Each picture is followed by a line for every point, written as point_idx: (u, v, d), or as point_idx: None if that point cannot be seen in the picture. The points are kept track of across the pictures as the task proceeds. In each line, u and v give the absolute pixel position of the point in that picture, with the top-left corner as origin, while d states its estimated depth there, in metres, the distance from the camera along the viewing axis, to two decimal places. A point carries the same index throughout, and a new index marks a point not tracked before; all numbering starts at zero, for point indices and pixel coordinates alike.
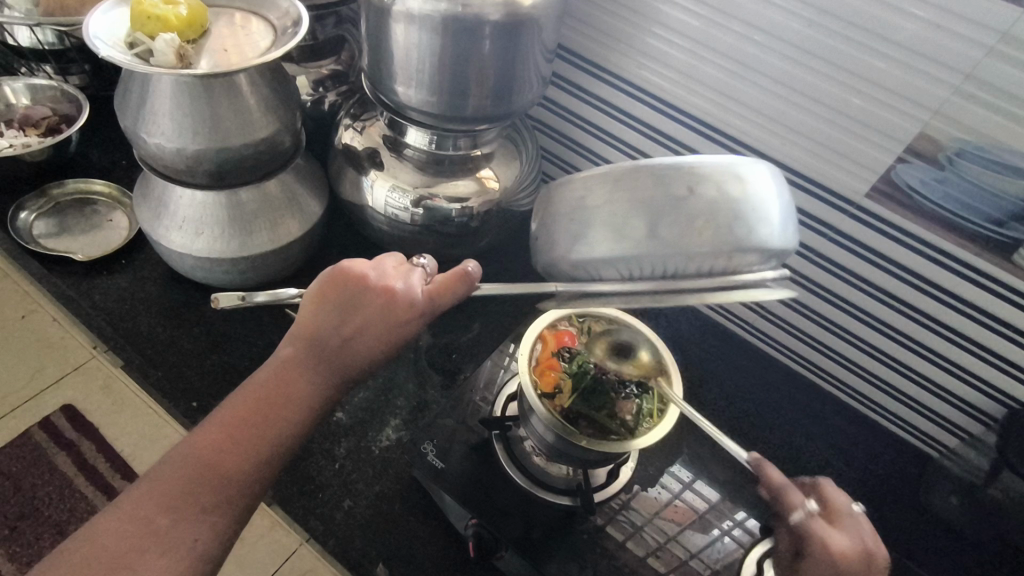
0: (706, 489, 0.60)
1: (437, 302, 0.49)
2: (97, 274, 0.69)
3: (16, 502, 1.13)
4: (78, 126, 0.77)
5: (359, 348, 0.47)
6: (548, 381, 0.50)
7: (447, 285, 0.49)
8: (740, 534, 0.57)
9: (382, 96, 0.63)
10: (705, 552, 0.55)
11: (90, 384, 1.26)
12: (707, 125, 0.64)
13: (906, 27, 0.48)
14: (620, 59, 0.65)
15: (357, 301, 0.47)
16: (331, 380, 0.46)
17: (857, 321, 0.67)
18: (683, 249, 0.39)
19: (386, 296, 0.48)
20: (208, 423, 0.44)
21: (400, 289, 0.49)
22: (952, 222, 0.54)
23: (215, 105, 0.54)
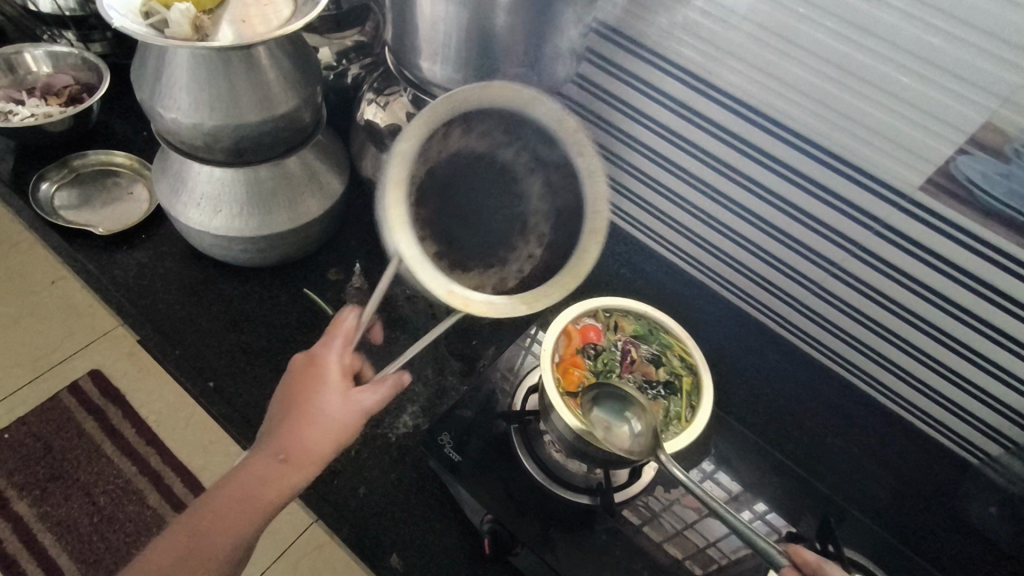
0: (726, 479, 0.60)
1: (340, 350, 0.50)
2: (117, 248, 0.69)
3: (47, 463, 1.16)
4: (99, 96, 0.75)
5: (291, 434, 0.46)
6: (570, 381, 0.47)
7: (341, 324, 0.51)
8: (763, 526, 0.57)
9: (406, 71, 0.61)
10: (724, 540, 0.54)
11: (117, 350, 1.27)
12: (748, 107, 0.59)
13: (978, 4, 0.44)
14: (657, 33, 0.61)
15: (285, 390, 0.49)
16: (273, 474, 0.45)
17: (900, 321, 0.63)
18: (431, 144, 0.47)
19: (306, 374, 0.49)
20: (159, 543, 0.43)
21: (312, 361, 0.50)
22: (1016, 222, 0.50)
23: (232, 78, 0.51)
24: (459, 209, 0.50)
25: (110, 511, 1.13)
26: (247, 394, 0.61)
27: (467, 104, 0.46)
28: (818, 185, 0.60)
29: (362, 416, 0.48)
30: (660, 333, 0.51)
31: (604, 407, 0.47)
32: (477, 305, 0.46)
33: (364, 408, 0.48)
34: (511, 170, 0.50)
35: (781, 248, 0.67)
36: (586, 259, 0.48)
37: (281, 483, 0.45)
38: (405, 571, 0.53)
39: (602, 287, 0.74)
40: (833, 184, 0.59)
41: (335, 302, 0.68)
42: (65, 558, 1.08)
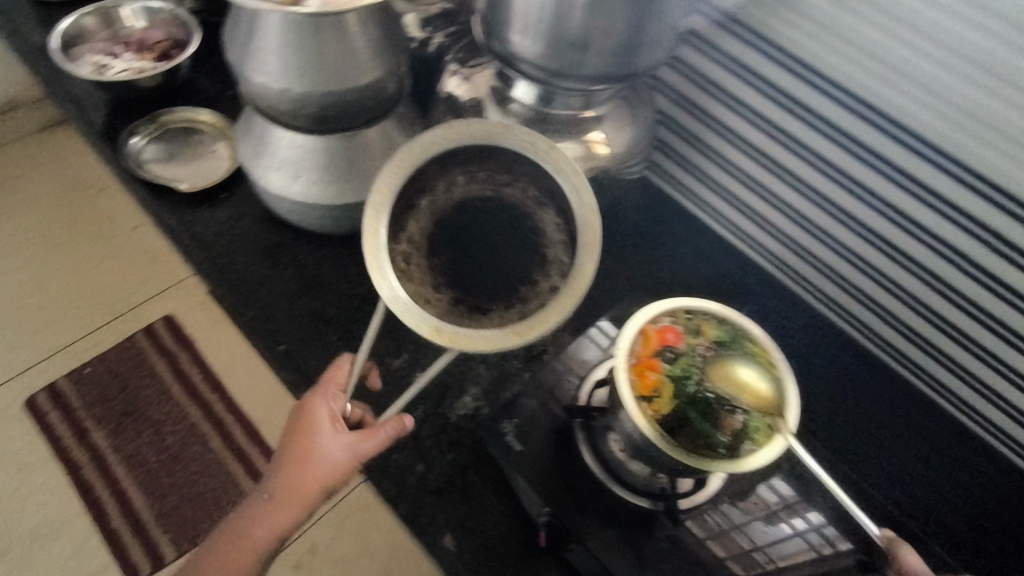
0: (780, 485, 0.55)
1: (331, 399, 0.52)
2: (200, 206, 0.70)
3: (123, 399, 1.22)
4: (189, 53, 0.76)
5: (290, 481, 0.51)
6: (644, 385, 0.45)
7: (336, 374, 0.53)
8: (814, 538, 0.52)
9: (493, 45, 0.58)
10: (773, 547, 0.52)
11: (190, 298, 1.33)
12: (854, 98, 0.53)
13: None
14: (763, 12, 0.56)
15: (285, 438, 0.53)
16: (280, 516, 0.52)
17: (1006, 347, 0.56)
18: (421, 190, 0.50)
19: (300, 425, 0.51)
20: (206, 552, 0.55)
21: (305, 411, 0.52)
22: None
23: (321, 45, 0.50)
24: (478, 255, 0.51)
25: (177, 450, 1.19)
26: (315, 361, 0.62)
27: (438, 148, 0.49)
28: (933, 194, 0.53)
29: (356, 462, 0.50)
30: (745, 340, 0.48)
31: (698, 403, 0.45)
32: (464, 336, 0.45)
33: (355, 451, 0.50)
34: (518, 210, 0.51)
35: (876, 255, 0.61)
36: (582, 275, 0.46)
37: (289, 520, 0.52)
38: (459, 553, 0.53)
39: (677, 283, 0.70)
40: (955, 196, 0.51)
41: None
42: (135, 489, 1.14)
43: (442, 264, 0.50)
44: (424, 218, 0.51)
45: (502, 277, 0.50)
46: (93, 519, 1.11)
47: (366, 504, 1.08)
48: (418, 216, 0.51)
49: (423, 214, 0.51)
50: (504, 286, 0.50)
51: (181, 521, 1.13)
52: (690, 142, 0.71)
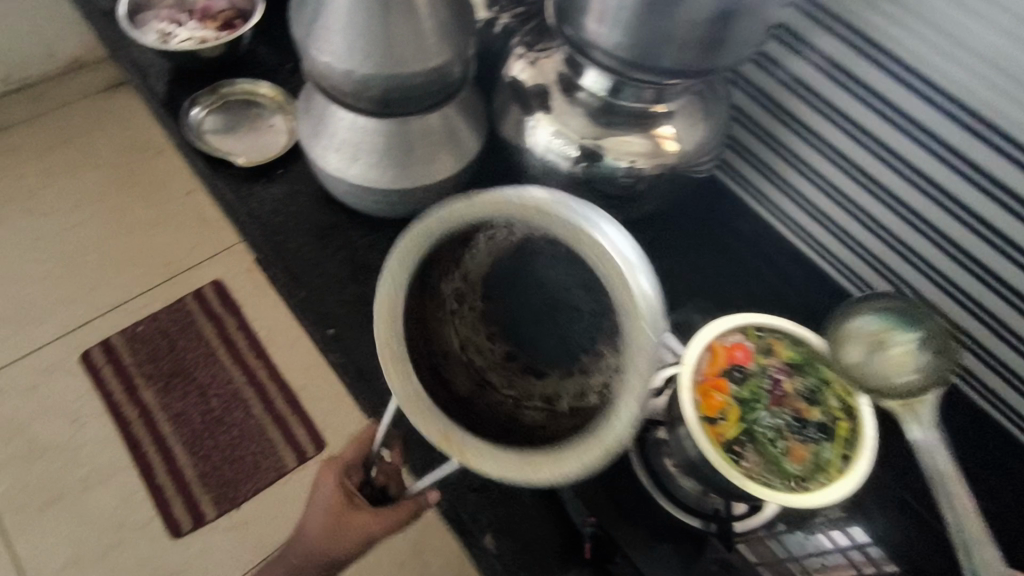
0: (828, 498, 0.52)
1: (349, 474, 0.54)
2: (256, 181, 0.70)
3: (171, 359, 1.25)
4: (251, 24, 0.75)
5: (317, 549, 0.54)
6: (710, 405, 0.43)
7: (348, 455, 0.54)
8: (857, 556, 0.51)
9: (565, 30, 0.55)
10: (807, 559, 0.50)
11: (239, 265, 1.35)
12: (963, 107, 0.49)
13: None
14: (863, 7, 0.52)
15: (310, 505, 0.55)
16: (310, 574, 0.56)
17: None
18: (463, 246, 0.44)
19: (320, 497, 0.54)
20: None
21: (325, 484, 0.54)
22: None
23: (391, 25, 0.49)
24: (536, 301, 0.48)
25: (220, 413, 1.21)
26: (364, 347, 0.61)
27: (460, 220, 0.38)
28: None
29: (370, 539, 0.52)
30: (819, 364, 0.45)
31: (767, 430, 0.42)
32: (472, 455, 0.36)
33: (370, 532, 0.51)
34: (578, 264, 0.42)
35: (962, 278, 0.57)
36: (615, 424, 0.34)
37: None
38: (498, 553, 0.52)
39: (739, 288, 0.67)
40: None
41: None
42: (179, 448, 1.18)
43: (503, 304, 0.50)
44: (479, 256, 0.46)
45: (565, 331, 0.47)
46: (140, 474, 1.14)
47: None
48: (477, 252, 0.46)
49: (481, 254, 0.46)
50: (563, 340, 0.47)
51: (222, 482, 1.16)
52: (765, 141, 0.67)
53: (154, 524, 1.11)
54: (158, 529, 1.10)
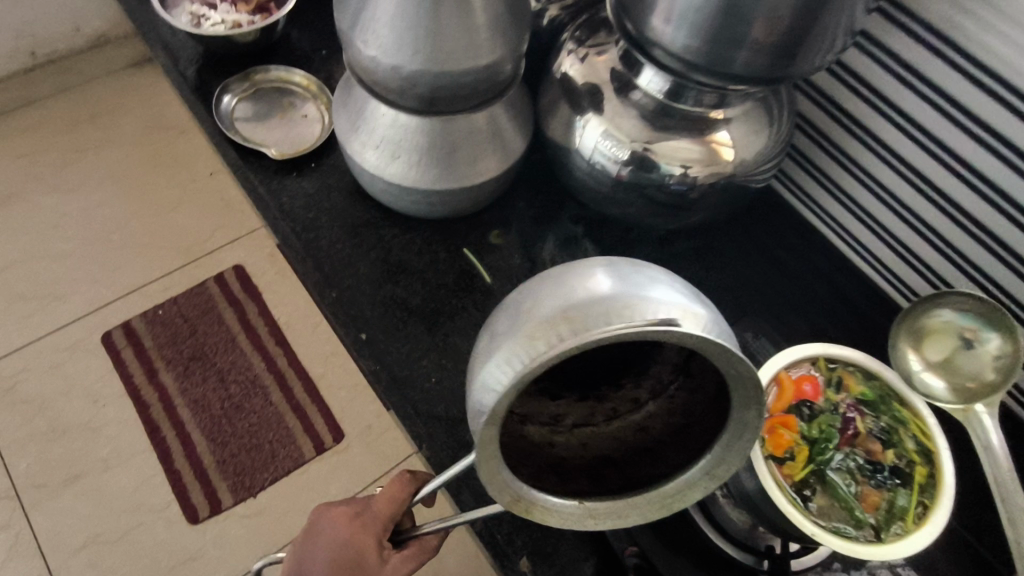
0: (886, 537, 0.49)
1: (378, 512, 0.48)
2: (287, 174, 0.67)
3: (191, 344, 1.24)
4: (286, 8, 0.72)
5: None
6: (777, 444, 0.40)
7: (389, 506, 0.48)
8: None
9: (626, 27, 0.52)
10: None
11: (260, 250, 1.33)
12: None
13: None
14: (956, 13, 0.47)
15: (314, 546, 0.48)
16: None
17: None
18: (499, 332, 0.36)
19: (336, 533, 0.48)
20: None
21: (344, 520, 0.48)
22: None
23: (442, 19, 0.46)
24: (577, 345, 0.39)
25: (239, 400, 1.20)
26: (397, 353, 0.59)
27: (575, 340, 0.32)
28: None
29: None
30: (895, 402, 0.42)
31: (838, 472, 0.40)
32: (539, 509, 0.37)
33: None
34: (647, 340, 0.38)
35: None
36: (689, 492, 0.38)
37: None
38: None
39: (791, 304, 0.64)
40: None
41: (494, 269, 0.63)
42: (198, 434, 1.17)
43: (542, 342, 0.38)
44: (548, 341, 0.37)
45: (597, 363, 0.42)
46: (159, 459, 1.13)
47: None
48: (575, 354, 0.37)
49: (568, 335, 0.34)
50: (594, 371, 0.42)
51: (238, 470, 1.14)
52: (826, 150, 0.63)
53: (171, 509, 1.10)
54: (176, 514, 1.09)
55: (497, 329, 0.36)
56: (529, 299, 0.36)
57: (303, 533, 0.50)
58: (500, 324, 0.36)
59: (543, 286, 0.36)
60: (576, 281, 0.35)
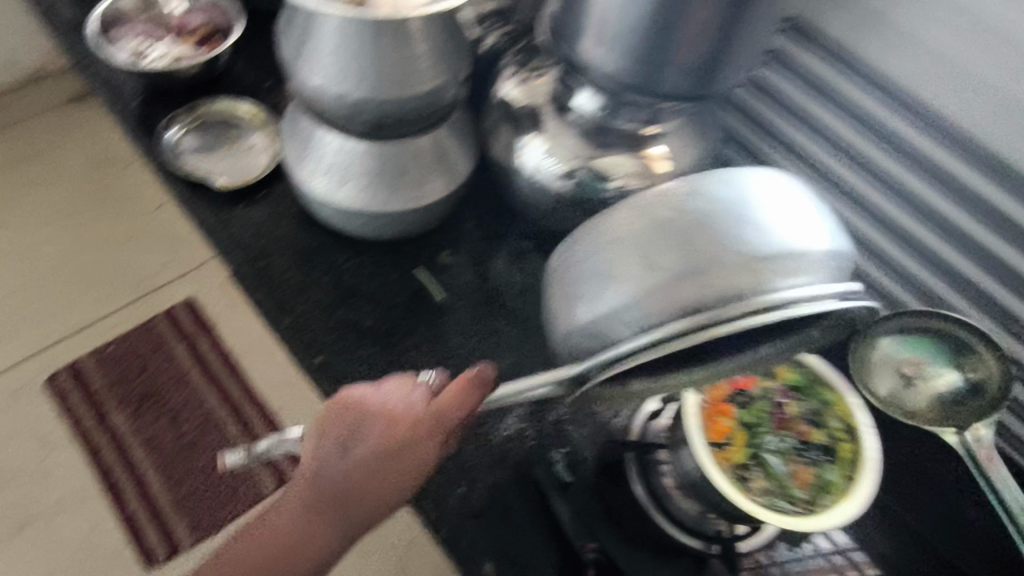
0: None
1: (441, 406, 0.46)
2: (236, 203, 0.68)
3: (141, 382, 1.20)
4: (231, 41, 0.73)
5: (366, 488, 0.45)
6: (716, 430, 0.44)
7: (450, 416, 0.46)
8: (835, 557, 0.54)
9: (560, 51, 0.55)
10: (789, 562, 0.53)
11: (211, 282, 1.30)
12: (957, 133, 0.55)
13: None
14: (859, 37, 0.57)
15: (357, 434, 0.46)
16: (339, 533, 0.45)
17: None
18: (655, 262, 0.40)
19: (386, 424, 0.45)
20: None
21: (399, 411, 0.46)
22: None
23: (384, 51, 0.48)
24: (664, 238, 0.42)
25: (194, 436, 1.17)
26: (354, 374, 0.60)
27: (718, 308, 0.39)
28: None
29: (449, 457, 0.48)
30: (823, 388, 0.46)
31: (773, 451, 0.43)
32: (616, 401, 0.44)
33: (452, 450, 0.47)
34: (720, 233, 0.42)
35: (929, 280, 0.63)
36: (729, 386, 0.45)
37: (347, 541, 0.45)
38: None
39: None
40: None
41: (446, 286, 0.65)
42: (151, 472, 1.13)
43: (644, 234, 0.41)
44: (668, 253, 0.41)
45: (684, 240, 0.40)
46: (111, 503, 1.09)
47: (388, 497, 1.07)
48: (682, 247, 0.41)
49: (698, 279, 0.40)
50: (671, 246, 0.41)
51: (195, 508, 1.11)
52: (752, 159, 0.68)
53: (126, 553, 1.06)
54: (130, 559, 1.06)
55: (647, 258, 0.40)
56: (691, 235, 0.40)
57: (345, 409, 0.47)
58: (653, 251, 0.40)
59: (715, 225, 0.40)
60: (762, 230, 0.39)
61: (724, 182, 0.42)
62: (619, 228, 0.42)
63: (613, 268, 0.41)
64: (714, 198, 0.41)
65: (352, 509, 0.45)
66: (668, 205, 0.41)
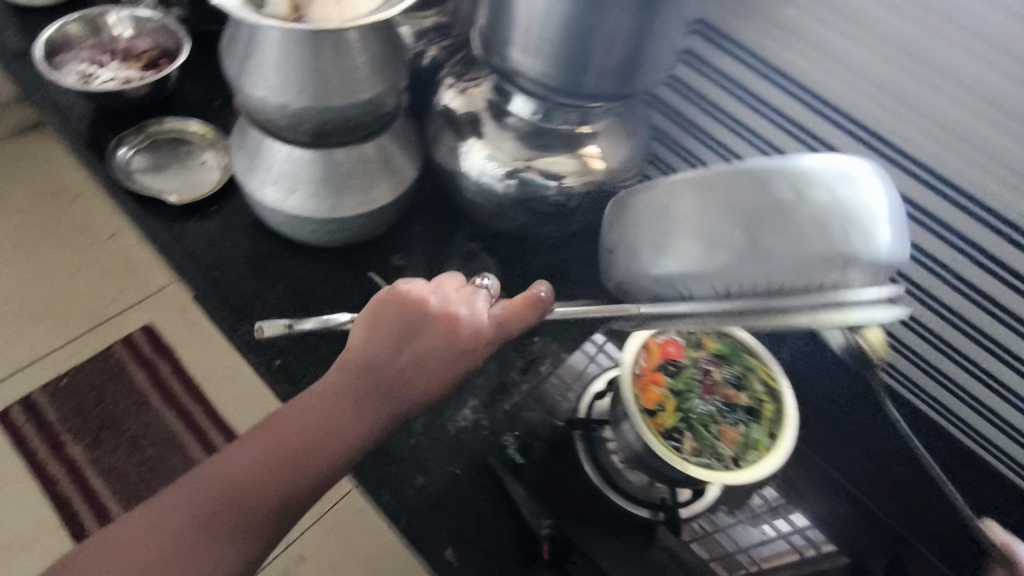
0: (768, 490, 0.58)
1: (505, 319, 0.49)
2: (189, 218, 0.69)
3: (100, 412, 1.19)
4: (178, 63, 0.75)
5: (417, 379, 0.46)
6: (651, 398, 0.47)
7: (513, 325, 0.49)
8: (798, 539, 0.55)
9: (492, 60, 0.58)
10: (755, 549, 0.55)
11: (170, 307, 1.30)
12: (861, 125, 0.57)
13: None
14: (758, 34, 0.58)
15: (415, 329, 0.46)
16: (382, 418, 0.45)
17: (971, 340, 0.62)
18: (759, 242, 0.41)
19: (447, 324, 0.47)
20: (244, 448, 0.42)
21: (462, 317, 0.48)
22: None
23: (325, 62, 0.51)
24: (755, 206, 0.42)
25: (156, 463, 1.15)
26: (310, 375, 0.61)
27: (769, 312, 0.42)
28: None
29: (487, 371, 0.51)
30: (745, 354, 0.50)
31: (705, 412, 0.47)
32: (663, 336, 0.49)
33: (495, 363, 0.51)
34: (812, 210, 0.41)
35: None
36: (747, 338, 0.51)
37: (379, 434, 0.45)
38: (459, 565, 0.53)
39: None
40: None
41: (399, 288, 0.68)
42: (113, 502, 1.11)
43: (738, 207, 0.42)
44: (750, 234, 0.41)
45: (770, 224, 0.41)
46: (71, 535, 1.07)
47: (355, 505, 1.06)
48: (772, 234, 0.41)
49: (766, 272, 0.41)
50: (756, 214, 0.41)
51: None
52: (683, 156, 0.72)
53: None
54: None
55: (749, 234, 0.41)
56: (805, 229, 0.40)
57: (407, 308, 0.47)
58: (762, 230, 0.41)
59: (825, 221, 0.40)
60: (860, 242, 0.40)
61: (858, 180, 0.41)
62: (738, 194, 0.42)
63: (712, 230, 0.42)
64: (843, 198, 0.40)
65: (402, 397, 0.45)
66: (783, 185, 0.41)
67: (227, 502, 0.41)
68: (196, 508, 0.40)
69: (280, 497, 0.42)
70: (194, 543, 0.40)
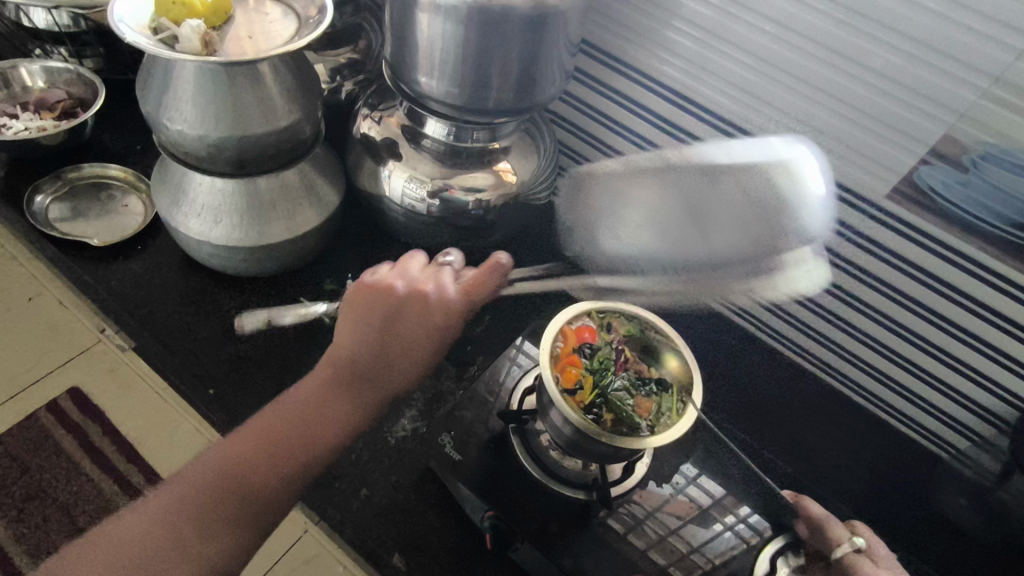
0: (710, 483, 0.59)
1: None
2: (113, 260, 0.69)
3: (23, 484, 1.10)
4: (93, 110, 0.76)
5: None
6: (569, 379, 0.53)
7: None
8: (743, 529, 0.56)
9: (402, 86, 0.62)
10: (707, 545, 0.55)
11: (97, 366, 1.23)
12: (736, 127, 0.62)
13: (911, 17, 0.48)
14: (638, 51, 0.64)
15: None
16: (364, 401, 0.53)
17: (865, 316, 0.66)
18: None
19: None
20: (235, 441, 0.49)
21: None
22: (964, 220, 0.53)
23: (239, 92, 0.53)
24: None
25: None
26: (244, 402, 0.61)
27: None
28: None
29: None
30: (651, 334, 0.57)
31: (619, 385, 0.53)
32: None
33: None
34: None
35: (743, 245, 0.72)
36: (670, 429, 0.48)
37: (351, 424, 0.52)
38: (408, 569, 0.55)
39: None
40: None
41: (331, 311, 0.69)
42: None
43: None
44: None
45: None
46: None
47: (309, 554, 1.01)
48: None
49: None
50: None
51: None
52: None
53: None
54: None
55: None
56: None
57: None
58: None
59: None
60: None
61: None
62: None
63: None
64: None
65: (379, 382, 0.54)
66: None
67: (216, 497, 0.46)
68: (193, 498, 0.46)
69: (262, 489, 0.47)
70: (170, 531, 0.44)
